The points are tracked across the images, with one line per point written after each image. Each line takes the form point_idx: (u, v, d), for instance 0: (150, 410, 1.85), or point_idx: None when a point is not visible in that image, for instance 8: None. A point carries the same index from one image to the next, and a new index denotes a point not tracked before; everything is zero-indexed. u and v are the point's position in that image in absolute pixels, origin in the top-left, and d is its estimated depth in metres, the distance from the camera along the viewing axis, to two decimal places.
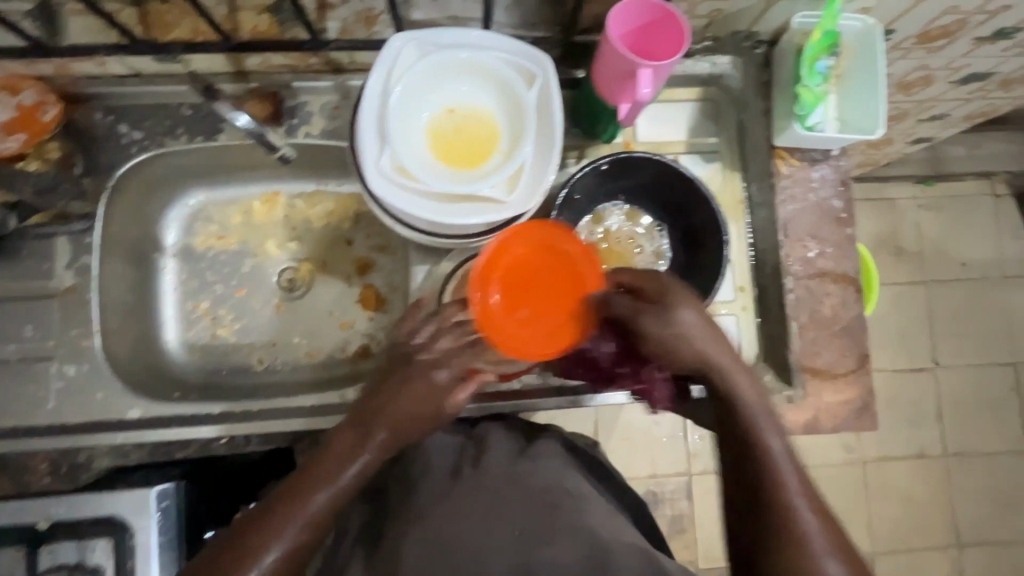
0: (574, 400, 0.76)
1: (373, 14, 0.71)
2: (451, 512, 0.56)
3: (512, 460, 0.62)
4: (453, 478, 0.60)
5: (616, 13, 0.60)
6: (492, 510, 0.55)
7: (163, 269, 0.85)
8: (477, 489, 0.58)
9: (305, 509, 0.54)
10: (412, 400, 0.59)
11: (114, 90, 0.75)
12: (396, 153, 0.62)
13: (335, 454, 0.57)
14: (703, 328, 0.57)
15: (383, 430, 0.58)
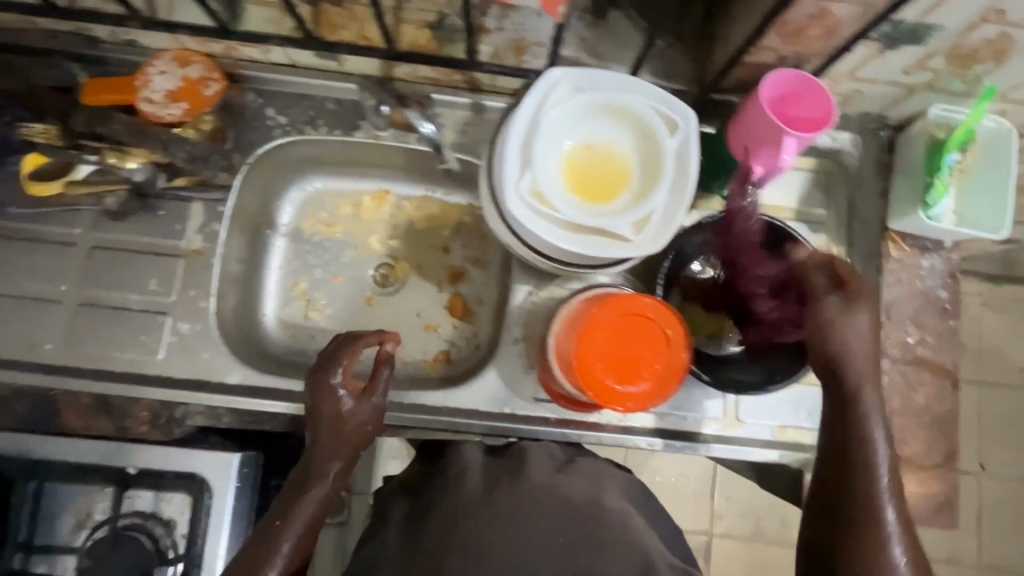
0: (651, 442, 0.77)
1: (524, 44, 0.75)
2: (501, 526, 0.63)
3: (551, 474, 0.69)
4: (490, 490, 0.66)
5: (770, 80, 0.63)
6: (537, 528, 0.62)
7: (272, 247, 0.89)
8: (523, 505, 0.64)
9: (300, 515, 0.65)
10: (342, 409, 0.68)
11: (270, 76, 0.80)
12: (535, 179, 0.64)
13: (307, 470, 0.67)
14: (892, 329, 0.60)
15: (330, 441, 0.67)
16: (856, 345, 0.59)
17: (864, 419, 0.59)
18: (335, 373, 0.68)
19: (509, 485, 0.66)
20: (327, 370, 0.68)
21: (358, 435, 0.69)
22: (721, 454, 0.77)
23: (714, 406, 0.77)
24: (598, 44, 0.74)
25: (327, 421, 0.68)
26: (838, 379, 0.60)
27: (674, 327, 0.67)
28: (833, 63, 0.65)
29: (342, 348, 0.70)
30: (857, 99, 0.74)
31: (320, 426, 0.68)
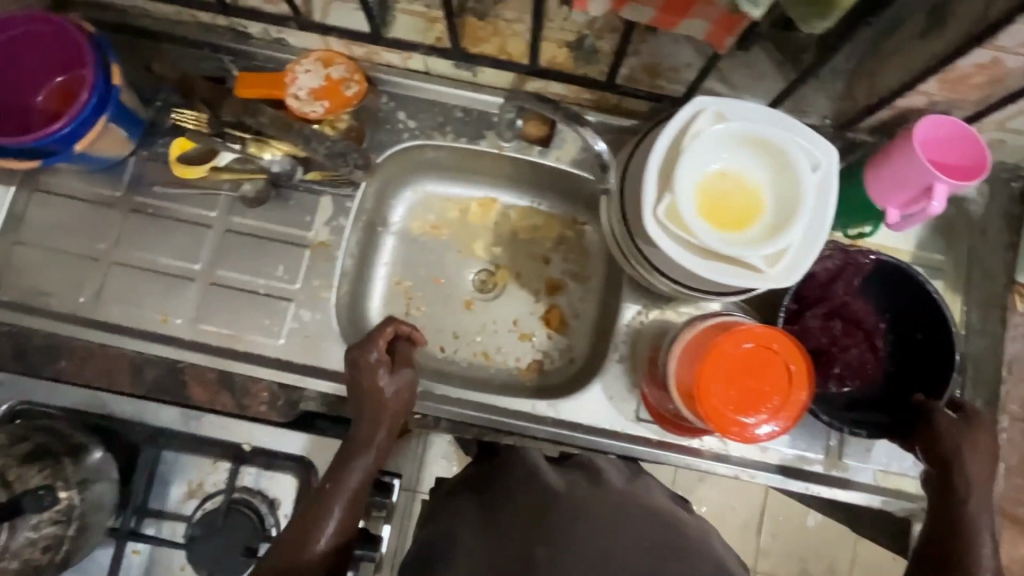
0: (749, 474, 0.77)
1: (659, 69, 0.77)
2: (577, 514, 0.59)
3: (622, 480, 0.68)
4: (568, 485, 0.64)
5: (924, 123, 0.63)
6: (617, 524, 0.57)
7: (382, 245, 0.92)
8: (600, 500, 0.61)
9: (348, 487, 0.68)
10: (380, 388, 0.71)
11: (404, 82, 0.84)
12: (675, 203, 0.65)
13: (352, 444, 0.70)
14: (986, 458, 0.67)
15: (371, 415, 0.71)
16: (977, 461, 0.67)
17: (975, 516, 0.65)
18: (374, 353, 0.72)
19: (586, 488, 0.63)
20: (366, 347, 0.72)
21: (395, 411, 0.72)
22: (819, 495, 0.77)
23: (816, 445, 0.77)
24: (733, 75, 0.75)
25: (366, 395, 0.71)
26: (953, 476, 0.67)
27: (799, 364, 0.67)
28: (986, 112, 0.65)
29: (378, 331, 0.73)
30: (996, 148, 0.73)
31: (361, 400, 0.72)
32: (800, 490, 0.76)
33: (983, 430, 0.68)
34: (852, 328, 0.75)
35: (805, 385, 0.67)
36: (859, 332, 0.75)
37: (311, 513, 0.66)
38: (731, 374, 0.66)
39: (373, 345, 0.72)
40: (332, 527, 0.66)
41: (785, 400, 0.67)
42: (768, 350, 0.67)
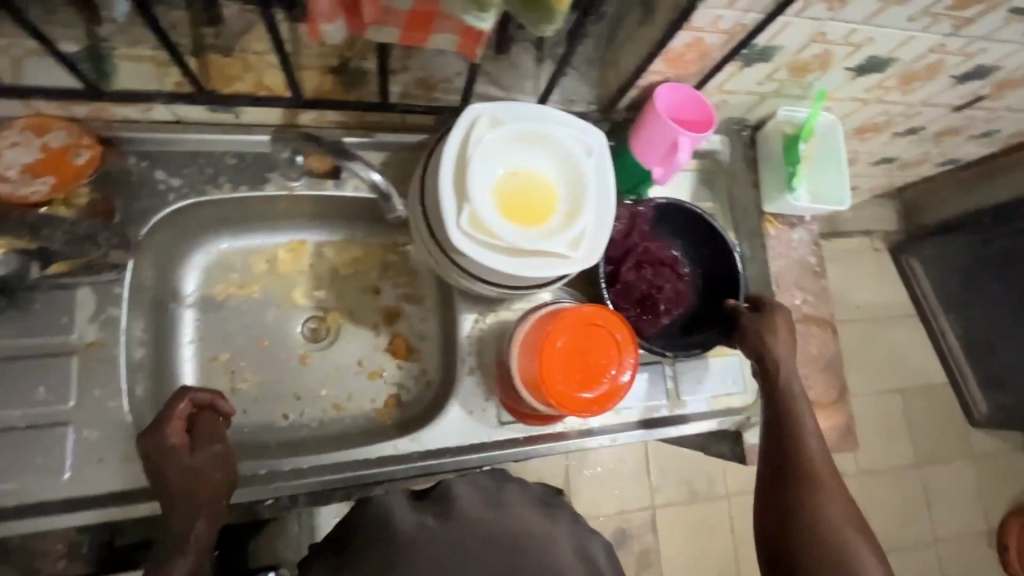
0: (612, 438, 0.84)
1: (432, 81, 0.76)
2: (431, 560, 0.62)
3: (481, 507, 0.69)
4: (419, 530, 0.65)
5: (660, 94, 0.72)
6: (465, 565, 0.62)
7: (181, 320, 0.81)
8: (451, 547, 0.63)
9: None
10: (185, 470, 0.63)
11: (153, 136, 0.72)
12: (473, 211, 0.67)
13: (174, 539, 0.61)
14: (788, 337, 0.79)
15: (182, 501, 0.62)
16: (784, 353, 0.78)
17: (797, 393, 0.76)
18: (173, 432, 0.64)
19: (436, 526, 0.64)
20: (163, 425, 0.64)
21: (213, 484, 0.64)
22: (671, 434, 0.86)
23: (657, 392, 0.86)
24: (502, 77, 0.79)
25: (174, 479, 0.63)
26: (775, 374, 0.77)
27: (622, 332, 0.73)
28: (707, 81, 0.76)
29: (169, 407, 0.65)
30: (724, 107, 0.86)
31: (174, 489, 0.63)
32: (655, 437, 0.85)
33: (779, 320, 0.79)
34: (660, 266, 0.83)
35: (632, 349, 0.73)
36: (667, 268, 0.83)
37: None
38: (566, 356, 0.71)
39: (169, 418, 0.65)
40: None
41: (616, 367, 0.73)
42: (593, 328, 0.72)
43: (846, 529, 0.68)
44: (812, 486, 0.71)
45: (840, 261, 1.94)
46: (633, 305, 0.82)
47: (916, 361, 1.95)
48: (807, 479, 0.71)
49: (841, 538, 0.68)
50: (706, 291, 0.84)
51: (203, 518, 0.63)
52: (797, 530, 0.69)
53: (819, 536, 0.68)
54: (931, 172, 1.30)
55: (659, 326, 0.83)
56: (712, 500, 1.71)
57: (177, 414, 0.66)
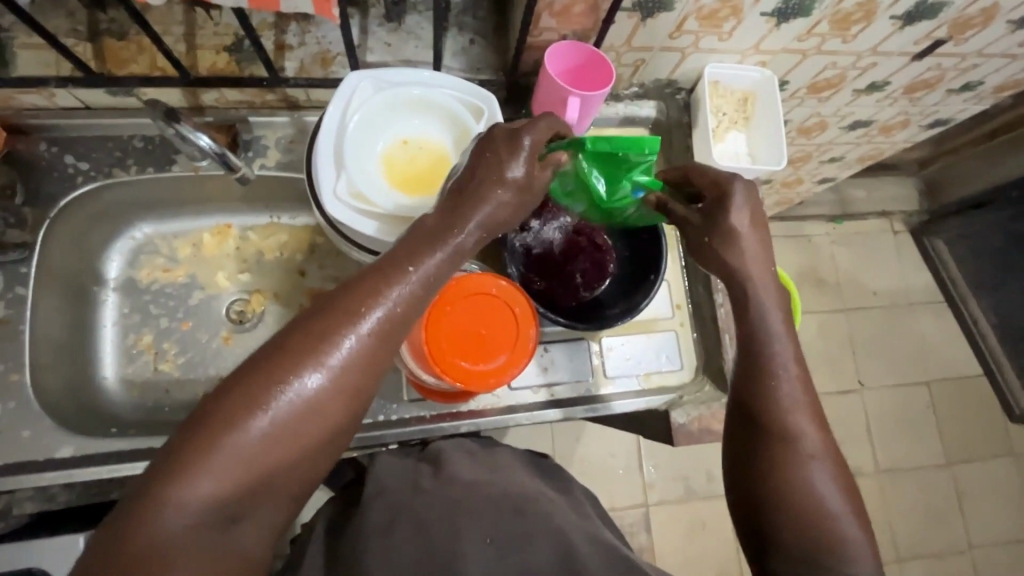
0: (553, 413, 0.80)
1: (329, 55, 0.75)
2: (427, 525, 0.61)
3: (475, 471, 0.69)
4: (414, 492, 0.65)
5: (551, 52, 0.70)
6: (461, 522, 0.61)
7: (103, 303, 0.83)
8: (439, 504, 0.63)
9: (242, 447, 0.45)
10: (384, 313, 0.49)
11: (62, 122, 0.75)
12: (351, 180, 0.65)
13: (252, 390, 0.46)
14: (753, 233, 0.62)
15: (309, 350, 0.47)
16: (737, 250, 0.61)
17: (764, 289, 0.61)
18: (416, 270, 0.51)
19: (427, 485, 0.66)
20: (433, 244, 0.52)
21: (368, 357, 0.49)
22: (624, 409, 0.82)
23: (584, 369, 0.82)
24: (403, 47, 0.77)
25: (390, 326, 0.50)
26: (755, 295, 0.61)
27: (521, 305, 0.71)
28: (606, 37, 0.72)
29: (493, 141, 0.56)
30: (644, 68, 0.82)
31: (316, 328, 0.48)
32: (605, 411, 0.80)
33: (731, 222, 0.61)
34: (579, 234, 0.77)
35: (533, 323, 0.71)
36: (587, 234, 0.77)
37: (173, 460, 0.44)
38: (456, 327, 0.69)
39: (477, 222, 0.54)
40: (202, 498, 0.44)
41: (511, 340, 0.70)
42: (490, 299, 0.70)
43: (809, 433, 0.57)
44: (787, 392, 0.58)
45: (852, 244, 1.81)
46: (550, 278, 0.76)
47: (942, 348, 1.77)
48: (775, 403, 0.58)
49: (825, 501, 0.55)
50: (633, 261, 0.79)
51: (330, 375, 0.47)
52: (768, 432, 0.57)
53: (803, 498, 0.55)
54: (921, 136, 1.19)
55: (582, 300, 0.77)
56: (712, 498, 1.62)
57: (502, 144, 0.55)
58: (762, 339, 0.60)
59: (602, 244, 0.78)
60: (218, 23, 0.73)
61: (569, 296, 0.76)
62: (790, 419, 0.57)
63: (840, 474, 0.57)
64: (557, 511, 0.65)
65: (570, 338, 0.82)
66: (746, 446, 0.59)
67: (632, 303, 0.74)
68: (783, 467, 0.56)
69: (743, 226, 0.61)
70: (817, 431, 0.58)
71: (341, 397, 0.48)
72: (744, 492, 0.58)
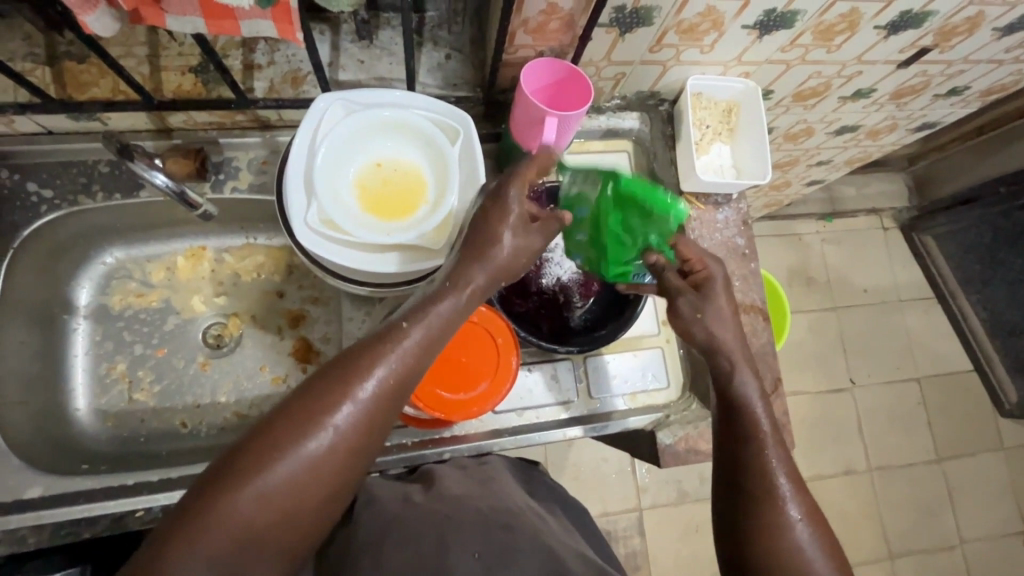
0: (537, 437, 0.78)
1: (300, 75, 0.73)
2: (411, 546, 0.58)
3: (456, 488, 0.67)
4: (396, 513, 0.62)
5: (527, 69, 0.67)
6: (447, 540, 0.58)
7: (74, 332, 0.81)
8: (432, 518, 0.61)
9: (241, 515, 0.44)
10: (386, 374, 0.50)
11: (25, 147, 0.72)
12: (322, 206, 0.63)
13: (255, 454, 0.45)
14: (732, 306, 0.62)
15: (312, 414, 0.47)
16: (722, 321, 0.61)
17: (736, 343, 0.61)
18: (417, 330, 0.52)
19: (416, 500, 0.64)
20: (430, 301, 0.53)
21: (372, 419, 0.49)
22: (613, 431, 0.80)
23: (568, 391, 0.80)
24: (376, 64, 0.75)
25: (391, 391, 0.50)
26: (719, 341, 0.60)
27: (504, 335, 0.69)
28: (584, 53, 0.70)
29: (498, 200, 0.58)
30: (625, 81, 0.80)
31: (322, 392, 0.48)
32: (592, 432, 0.79)
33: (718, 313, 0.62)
34: (562, 254, 0.76)
35: (514, 350, 0.69)
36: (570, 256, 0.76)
37: (172, 527, 0.43)
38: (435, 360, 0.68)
39: (473, 284, 0.55)
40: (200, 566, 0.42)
41: (493, 369, 0.68)
42: (469, 330, 0.69)
43: (793, 497, 0.55)
44: (765, 455, 0.56)
45: (842, 243, 1.80)
46: (534, 300, 0.75)
47: (932, 345, 1.78)
48: (761, 463, 0.56)
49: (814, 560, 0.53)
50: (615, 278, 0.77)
51: (329, 440, 0.47)
52: (761, 488, 0.55)
53: (795, 553, 0.53)
54: (909, 139, 1.18)
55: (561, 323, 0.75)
56: (705, 500, 1.62)
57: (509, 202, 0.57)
58: (736, 396, 0.59)
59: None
60: (181, 43, 0.70)
61: (551, 321, 0.75)
62: (773, 484, 0.55)
63: (824, 531, 0.55)
64: (544, 528, 0.64)
65: (553, 360, 0.81)
66: (730, 512, 0.56)
67: (619, 323, 0.73)
68: (769, 537, 0.53)
69: (727, 312, 0.61)
70: (799, 492, 0.56)
71: (343, 460, 0.48)
72: (733, 559, 0.55)
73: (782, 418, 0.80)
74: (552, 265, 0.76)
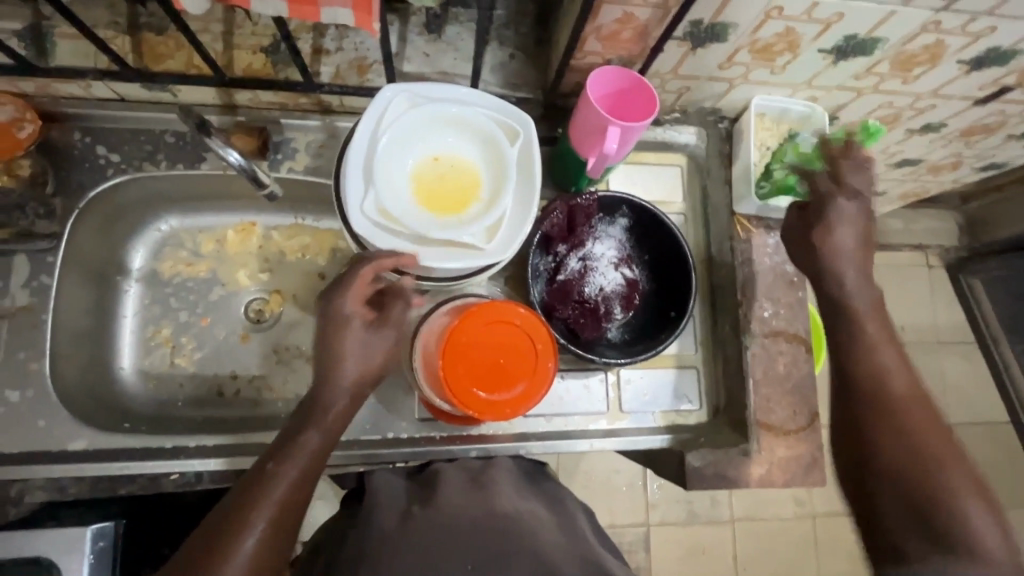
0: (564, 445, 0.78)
1: (365, 63, 0.74)
2: (412, 548, 0.59)
3: (461, 492, 0.67)
4: (402, 519, 0.63)
5: (595, 76, 0.66)
6: (442, 548, 0.58)
7: (126, 293, 0.83)
8: (431, 526, 0.61)
9: None
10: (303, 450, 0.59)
11: (99, 112, 0.75)
12: (378, 196, 0.64)
13: (207, 550, 0.54)
14: (858, 231, 0.66)
15: (248, 505, 0.56)
16: (851, 239, 0.66)
17: (844, 271, 0.65)
18: (322, 409, 0.61)
19: (418, 509, 0.64)
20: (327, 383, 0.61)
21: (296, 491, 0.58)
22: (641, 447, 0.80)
23: (597, 403, 0.80)
24: (440, 59, 0.75)
25: (310, 464, 0.59)
26: (832, 261, 0.66)
27: (542, 340, 0.68)
28: (652, 64, 0.69)
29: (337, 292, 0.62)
30: (688, 95, 0.79)
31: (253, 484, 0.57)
32: (618, 446, 0.78)
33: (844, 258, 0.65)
34: (606, 264, 0.76)
35: (552, 356, 0.69)
36: (613, 266, 0.76)
37: None
38: (473, 357, 0.67)
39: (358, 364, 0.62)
40: None
41: (527, 374, 0.68)
42: (511, 331, 0.68)
43: (904, 403, 0.59)
44: (909, 411, 0.59)
45: (883, 278, 1.75)
46: (572, 307, 0.74)
47: (968, 392, 1.71)
48: (872, 371, 0.61)
49: (933, 450, 0.56)
50: (655, 292, 0.78)
51: (254, 547, 0.54)
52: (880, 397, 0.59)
53: (912, 448, 0.56)
54: (971, 179, 1.13)
55: (601, 333, 0.75)
56: (716, 523, 1.59)
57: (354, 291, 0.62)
58: (844, 315, 0.65)
59: (628, 280, 0.77)
60: (256, 23, 0.72)
61: (595, 330, 0.74)
62: (885, 391, 0.60)
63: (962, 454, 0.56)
64: (543, 526, 0.64)
65: (585, 367, 0.80)
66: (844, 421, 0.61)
67: (663, 330, 0.74)
68: (881, 434, 0.58)
69: (846, 240, 0.66)
70: (912, 399, 0.59)
71: (283, 528, 0.57)
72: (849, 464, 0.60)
73: (815, 455, 0.78)
74: (595, 275, 0.76)
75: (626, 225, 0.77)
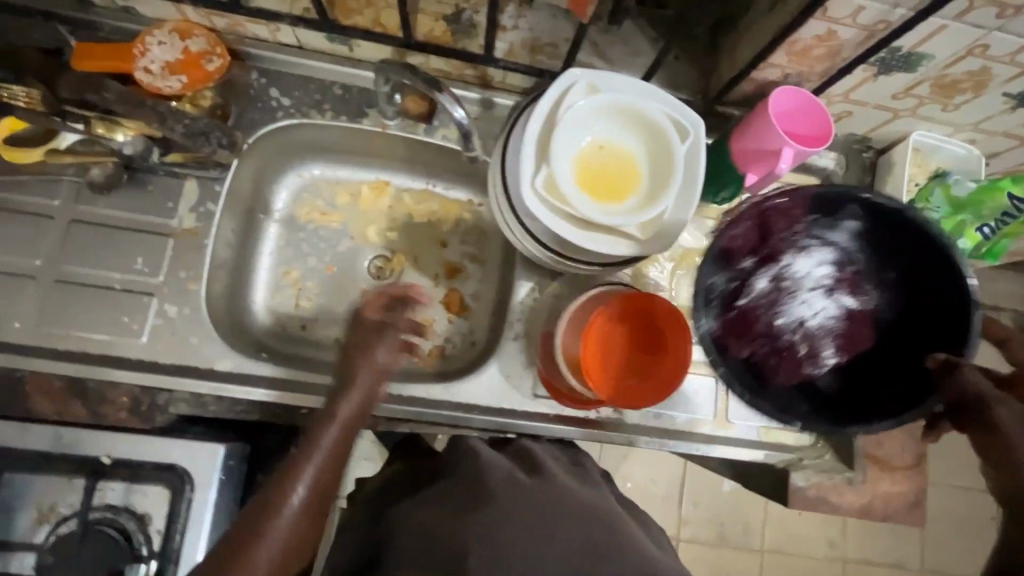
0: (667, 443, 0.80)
1: (538, 44, 0.76)
2: (520, 522, 0.57)
3: (564, 475, 0.68)
4: (512, 483, 0.63)
5: (776, 94, 0.66)
6: (550, 525, 0.57)
7: (266, 233, 0.87)
8: (540, 499, 0.61)
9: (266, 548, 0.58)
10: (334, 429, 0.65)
11: (276, 56, 0.78)
12: (549, 173, 0.66)
13: (261, 507, 0.60)
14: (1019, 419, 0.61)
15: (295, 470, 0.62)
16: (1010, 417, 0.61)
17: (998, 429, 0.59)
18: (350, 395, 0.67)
19: (526, 479, 0.64)
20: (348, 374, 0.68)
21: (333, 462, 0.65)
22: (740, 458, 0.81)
23: (705, 408, 0.80)
24: (611, 51, 0.77)
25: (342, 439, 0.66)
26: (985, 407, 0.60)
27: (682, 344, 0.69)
28: (829, 86, 0.70)
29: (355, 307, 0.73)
30: (846, 121, 0.79)
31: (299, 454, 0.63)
32: (718, 453, 0.80)
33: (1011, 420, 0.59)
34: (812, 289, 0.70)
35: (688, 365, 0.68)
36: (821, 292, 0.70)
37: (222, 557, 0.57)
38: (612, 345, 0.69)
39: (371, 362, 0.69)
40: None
41: (659, 372, 0.68)
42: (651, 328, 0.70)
43: None
44: None
45: None
46: (761, 341, 0.68)
47: None
48: None
49: None
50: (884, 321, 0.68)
51: (299, 503, 0.61)
52: None
53: None
54: None
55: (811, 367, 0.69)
56: None
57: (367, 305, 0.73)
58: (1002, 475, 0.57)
59: (844, 309, 0.70)
60: None
61: (806, 362, 0.68)
62: None
63: None
64: (636, 532, 0.63)
65: (693, 370, 0.81)
66: None
67: (909, 397, 0.63)
68: None
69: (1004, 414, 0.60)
70: None
71: (322, 487, 0.64)
72: None
73: (915, 493, 0.79)
74: (792, 300, 0.70)
75: (852, 232, 0.67)
